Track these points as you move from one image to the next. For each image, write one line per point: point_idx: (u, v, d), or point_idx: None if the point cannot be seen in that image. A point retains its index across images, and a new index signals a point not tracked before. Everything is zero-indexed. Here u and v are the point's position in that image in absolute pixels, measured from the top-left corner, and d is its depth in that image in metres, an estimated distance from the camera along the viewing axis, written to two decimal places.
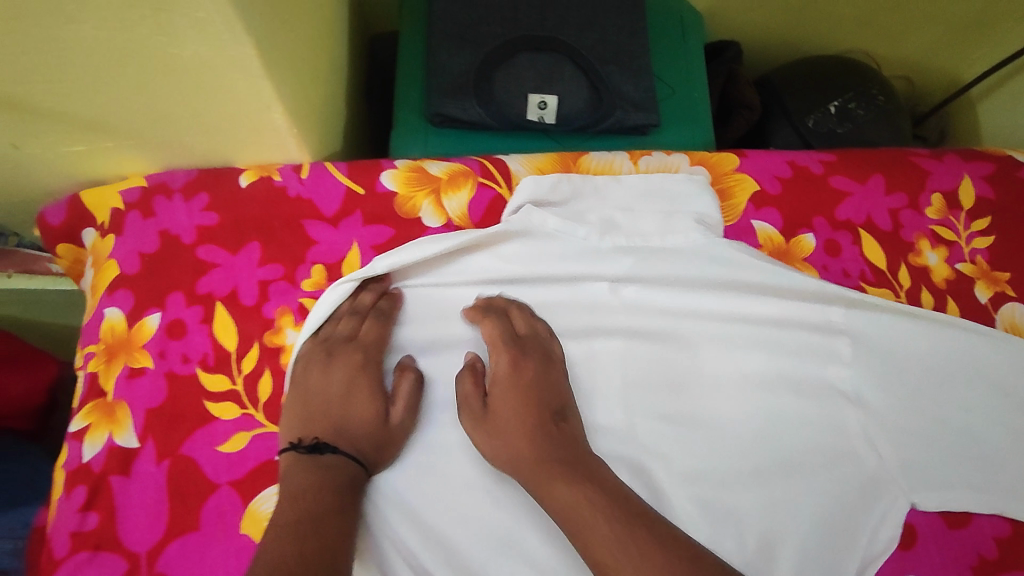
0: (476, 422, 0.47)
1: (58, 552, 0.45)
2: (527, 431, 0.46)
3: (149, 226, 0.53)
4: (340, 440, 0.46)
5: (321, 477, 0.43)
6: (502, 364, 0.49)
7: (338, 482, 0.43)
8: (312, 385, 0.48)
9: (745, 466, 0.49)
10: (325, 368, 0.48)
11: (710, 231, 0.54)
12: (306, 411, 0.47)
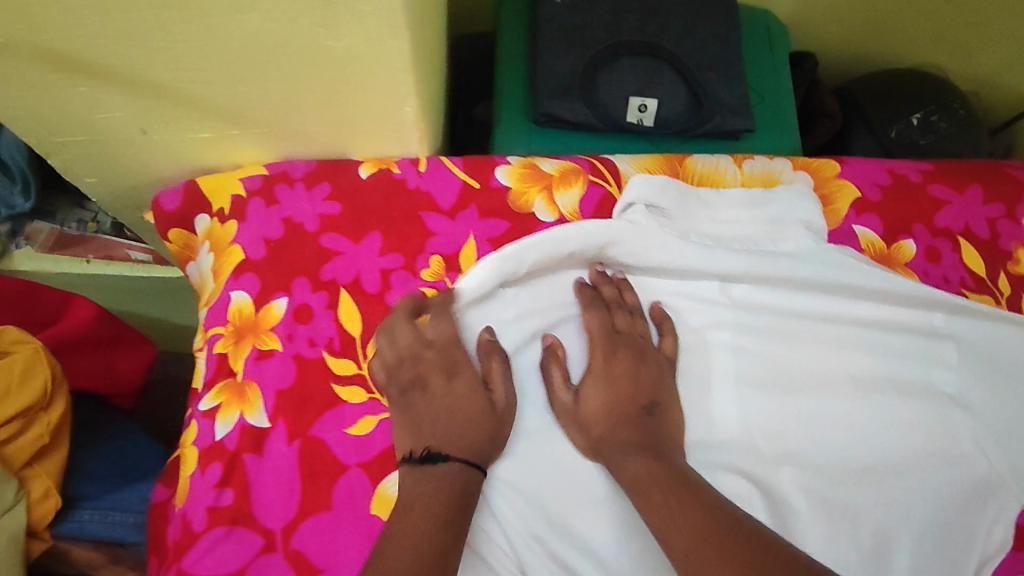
0: (568, 414, 0.48)
1: (196, 526, 0.47)
2: (628, 420, 0.47)
3: (272, 213, 0.55)
4: (451, 446, 0.46)
5: (436, 483, 0.44)
6: (598, 357, 0.49)
7: (454, 490, 0.44)
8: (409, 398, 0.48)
9: (859, 465, 0.50)
10: (421, 379, 0.48)
11: (817, 236, 0.56)
12: (412, 422, 0.47)
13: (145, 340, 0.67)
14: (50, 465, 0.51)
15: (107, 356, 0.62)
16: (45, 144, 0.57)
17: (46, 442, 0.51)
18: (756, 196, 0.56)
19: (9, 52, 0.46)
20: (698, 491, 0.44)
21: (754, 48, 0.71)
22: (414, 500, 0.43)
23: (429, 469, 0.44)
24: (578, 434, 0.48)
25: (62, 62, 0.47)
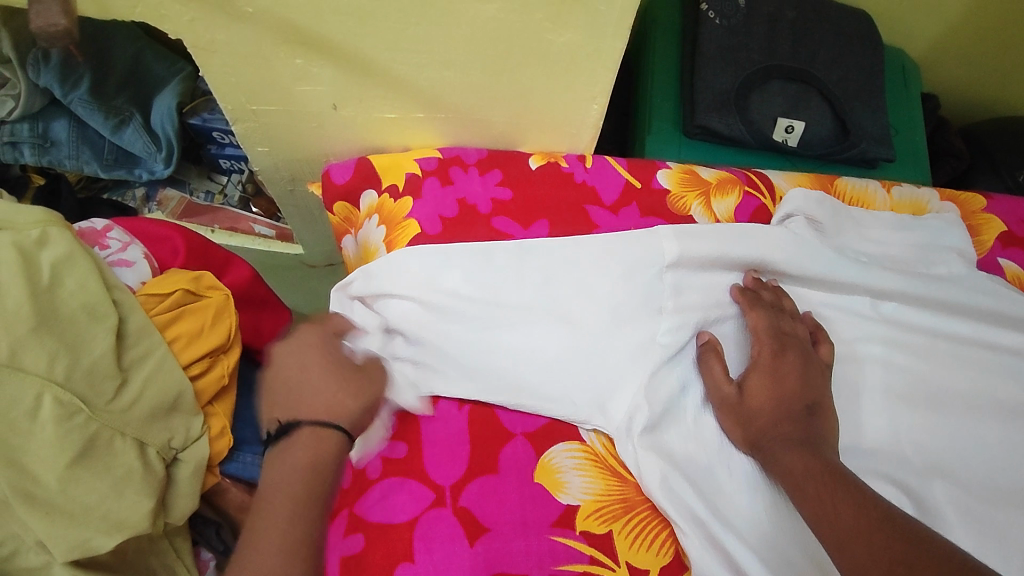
0: (731, 405, 0.49)
1: (369, 474, 0.48)
2: (796, 416, 0.48)
3: (449, 192, 0.58)
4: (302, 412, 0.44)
5: (292, 461, 0.42)
6: (765, 353, 0.51)
7: (314, 461, 0.42)
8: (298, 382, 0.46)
9: (1007, 487, 0.51)
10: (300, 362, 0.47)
11: (968, 265, 0.57)
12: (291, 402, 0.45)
13: (283, 305, 0.69)
14: (225, 406, 0.53)
15: (257, 316, 0.65)
16: (238, 111, 0.61)
17: (224, 383, 0.53)
18: (905, 220, 0.59)
19: (252, 23, 0.49)
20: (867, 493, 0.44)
21: (891, 85, 0.74)
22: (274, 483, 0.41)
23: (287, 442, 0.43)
24: (733, 426, 0.49)
25: (296, 35, 0.51)
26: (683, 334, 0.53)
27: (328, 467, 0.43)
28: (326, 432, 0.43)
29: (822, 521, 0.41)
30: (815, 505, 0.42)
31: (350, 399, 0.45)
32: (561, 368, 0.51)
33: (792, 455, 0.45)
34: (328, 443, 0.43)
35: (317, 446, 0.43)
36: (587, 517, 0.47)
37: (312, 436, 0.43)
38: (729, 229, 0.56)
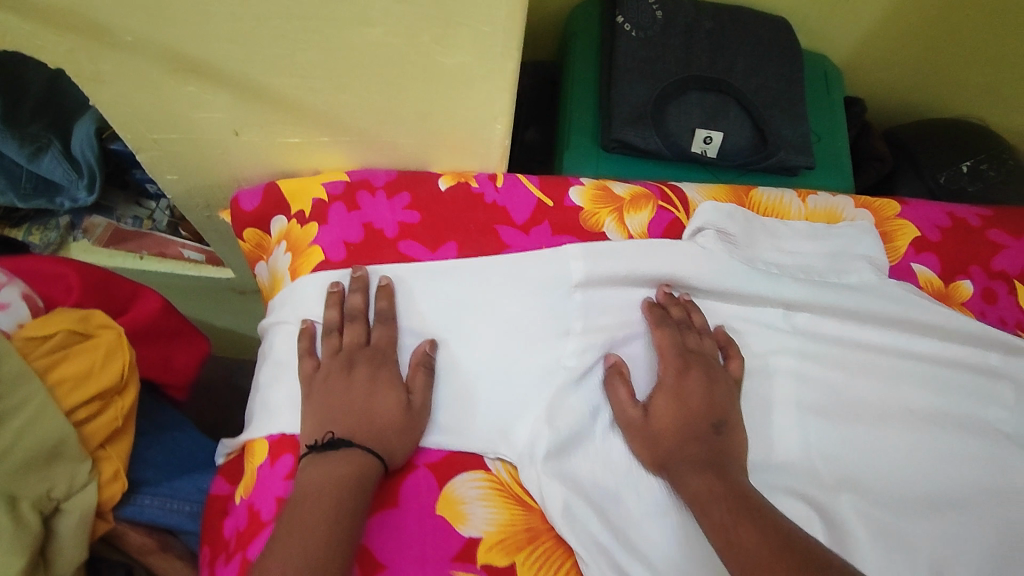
0: (636, 428, 0.49)
1: (264, 516, 0.46)
2: (698, 434, 0.48)
3: (354, 217, 0.56)
4: (352, 434, 0.47)
5: (332, 474, 0.44)
6: (670, 372, 0.51)
7: (352, 479, 0.44)
8: (343, 390, 0.49)
9: (915, 496, 0.50)
10: (344, 373, 0.49)
11: (880, 272, 0.57)
12: (336, 412, 0.48)
13: (200, 333, 0.66)
14: (121, 448, 0.50)
15: (167, 348, 0.63)
16: (138, 139, 0.59)
17: (119, 424, 0.50)
18: (819, 230, 0.58)
19: (133, 52, 0.48)
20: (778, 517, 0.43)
21: (813, 91, 0.74)
22: (311, 491, 0.44)
23: (330, 454, 0.45)
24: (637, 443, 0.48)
25: (183, 63, 0.49)
26: (590, 357, 0.53)
27: (355, 489, 0.44)
28: (362, 457, 0.46)
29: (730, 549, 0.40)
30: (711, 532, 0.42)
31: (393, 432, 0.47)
32: (464, 389, 0.51)
33: (697, 478, 0.45)
34: (364, 467, 0.45)
35: (354, 469, 0.45)
36: (489, 549, 0.46)
37: (353, 459, 0.45)
38: (637, 247, 0.56)
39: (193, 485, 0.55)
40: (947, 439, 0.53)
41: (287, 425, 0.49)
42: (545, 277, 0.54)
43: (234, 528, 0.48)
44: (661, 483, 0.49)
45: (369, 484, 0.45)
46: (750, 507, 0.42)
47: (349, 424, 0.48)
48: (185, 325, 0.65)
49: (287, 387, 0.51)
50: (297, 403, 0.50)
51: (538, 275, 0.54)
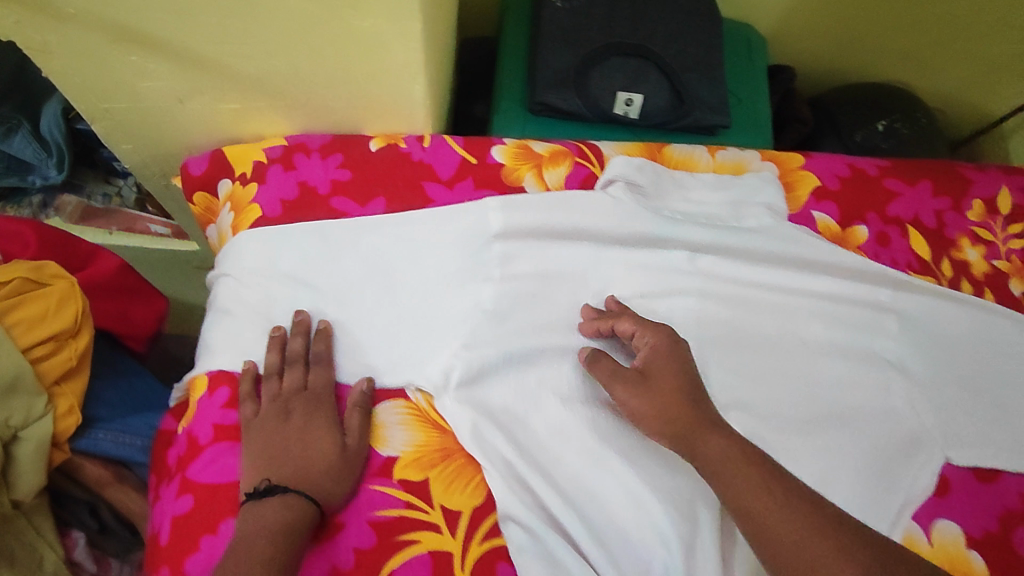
0: (630, 384, 0.50)
1: (202, 439, 0.52)
2: (678, 368, 0.50)
3: (290, 176, 0.61)
4: (291, 480, 0.48)
5: (269, 518, 0.45)
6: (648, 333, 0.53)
7: (293, 523, 0.46)
8: (279, 439, 0.50)
9: (800, 416, 0.55)
10: (282, 419, 0.51)
11: (777, 217, 0.62)
12: (272, 459, 0.49)
13: (159, 293, 0.73)
14: (76, 386, 0.56)
15: (125, 304, 0.68)
16: (91, 110, 0.63)
17: (74, 365, 0.56)
18: (724, 180, 0.63)
19: (76, 23, 0.52)
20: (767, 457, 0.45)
21: (736, 57, 0.79)
22: (252, 533, 0.44)
23: (270, 501, 0.46)
24: (642, 399, 0.49)
25: (122, 33, 0.53)
26: (506, 298, 0.57)
27: (293, 532, 0.45)
28: (297, 501, 0.47)
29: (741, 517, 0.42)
30: (698, 459, 0.46)
31: (329, 471, 0.49)
32: (387, 329, 0.56)
33: (708, 438, 0.46)
34: (299, 508, 0.47)
35: (292, 513, 0.46)
36: (404, 466, 0.52)
37: (291, 504, 0.46)
38: (551, 199, 0.60)
39: (144, 422, 0.61)
40: (831, 367, 0.58)
41: (229, 363, 0.55)
42: (465, 228, 0.59)
43: (177, 454, 0.54)
44: (568, 410, 0.54)
45: (306, 527, 0.46)
46: (777, 474, 0.43)
47: (285, 470, 0.49)
48: (142, 285, 0.71)
49: (224, 331, 0.56)
50: (236, 345, 0.55)
51: (458, 227, 0.59)
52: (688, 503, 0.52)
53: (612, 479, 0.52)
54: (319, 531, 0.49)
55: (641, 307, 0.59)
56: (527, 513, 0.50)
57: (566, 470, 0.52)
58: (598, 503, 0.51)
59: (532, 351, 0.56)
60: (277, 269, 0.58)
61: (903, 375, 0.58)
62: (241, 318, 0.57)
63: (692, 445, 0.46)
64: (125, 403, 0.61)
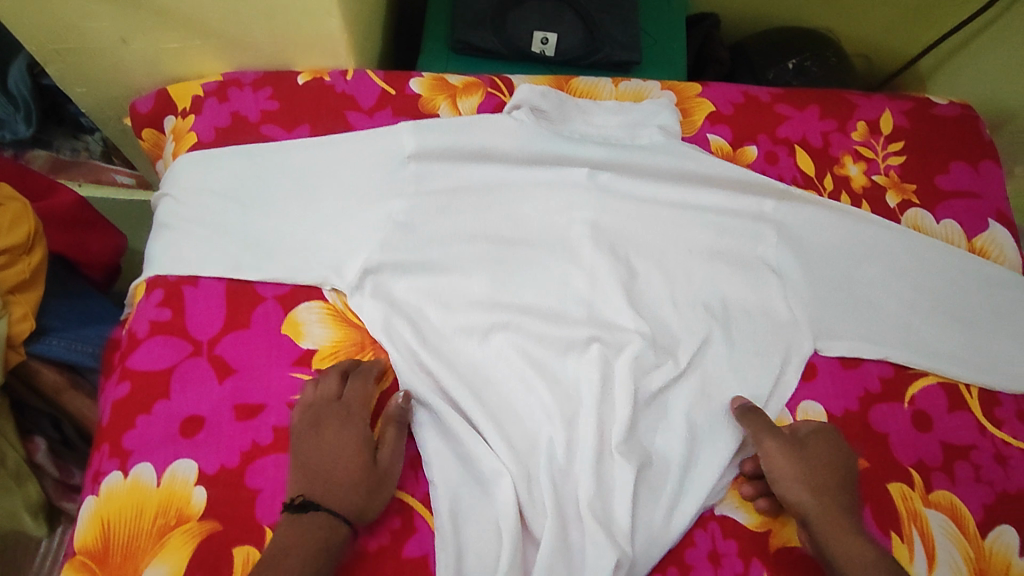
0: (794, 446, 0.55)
1: (139, 334, 0.58)
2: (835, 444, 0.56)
3: (224, 107, 0.67)
4: (323, 496, 0.49)
5: (306, 538, 0.47)
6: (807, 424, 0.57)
7: (323, 543, 0.47)
8: (316, 451, 0.52)
9: (681, 313, 0.62)
10: (318, 432, 0.53)
11: (671, 137, 0.67)
12: (309, 474, 0.51)
13: (115, 230, 0.79)
14: (30, 297, 0.63)
15: (82, 236, 0.75)
16: (42, 51, 0.69)
17: (26, 278, 0.63)
18: (624, 105, 0.68)
19: None
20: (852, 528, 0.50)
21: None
22: (287, 553, 0.46)
23: (303, 518, 0.48)
24: (808, 491, 0.53)
25: None
26: (418, 212, 0.63)
27: (324, 550, 0.47)
28: (324, 519, 0.48)
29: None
30: (830, 548, 0.50)
31: (359, 488, 0.50)
32: (310, 238, 0.62)
33: (838, 530, 0.50)
34: (332, 525, 0.48)
35: (328, 532, 0.47)
36: (323, 357, 0.58)
37: (327, 522, 0.48)
38: (462, 122, 0.66)
39: (94, 331, 0.68)
40: (714, 272, 0.64)
41: (166, 270, 0.61)
42: (380, 151, 0.64)
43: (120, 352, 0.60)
44: (471, 308, 0.60)
45: (333, 549, 0.47)
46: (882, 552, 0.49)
47: (320, 483, 0.50)
48: (99, 221, 0.77)
49: (164, 244, 0.62)
50: (172, 257, 0.61)
51: (374, 150, 0.64)
52: (574, 385, 0.58)
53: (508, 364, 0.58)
54: (242, 411, 0.56)
55: (542, 218, 0.65)
56: (425, 393, 0.56)
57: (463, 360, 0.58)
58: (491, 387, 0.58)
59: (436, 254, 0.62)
60: (209, 187, 0.64)
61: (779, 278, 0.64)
62: (177, 232, 0.63)
63: (825, 540, 0.50)
64: (79, 315, 0.68)
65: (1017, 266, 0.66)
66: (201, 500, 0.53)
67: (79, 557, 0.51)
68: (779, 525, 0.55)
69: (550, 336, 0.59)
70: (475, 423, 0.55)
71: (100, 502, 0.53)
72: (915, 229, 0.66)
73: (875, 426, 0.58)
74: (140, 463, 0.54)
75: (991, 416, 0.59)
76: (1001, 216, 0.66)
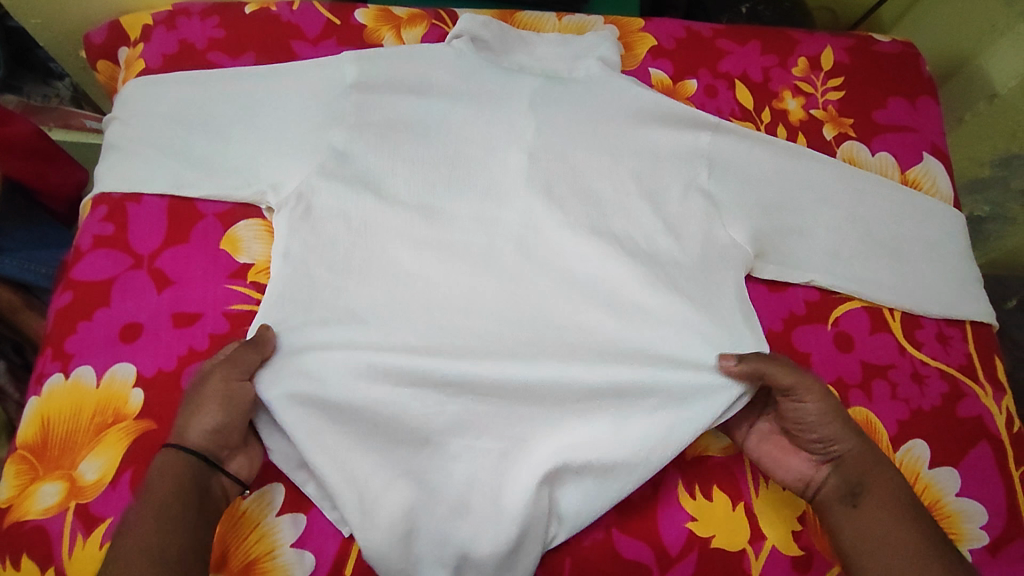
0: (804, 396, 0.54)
1: (84, 248, 0.61)
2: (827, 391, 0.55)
3: (172, 35, 0.69)
4: (182, 437, 0.51)
5: (160, 482, 0.49)
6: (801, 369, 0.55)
7: (179, 477, 0.49)
8: (187, 399, 0.53)
9: (614, 237, 0.64)
10: (195, 382, 0.54)
11: (610, 68, 0.68)
12: (181, 418, 0.52)
13: (76, 164, 0.82)
14: None
15: (42, 167, 0.77)
16: None
17: None
18: (567, 38, 0.70)
19: None
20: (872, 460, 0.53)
21: None
22: (145, 497, 0.48)
23: (158, 462, 0.50)
24: (848, 434, 0.54)
25: None
26: (357, 138, 0.65)
27: (180, 481, 0.49)
28: (175, 456, 0.50)
29: (890, 544, 0.49)
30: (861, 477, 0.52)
31: (212, 418, 0.52)
32: (252, 160, 0.63)
33: (876, 472, 0.52)
34: (184, 467, 0.50)
35: (175, 470, 0.49)
36: (258, 272, 0.61)
37: (176, 460, 0.50)
38: (406, 52, 0.68)
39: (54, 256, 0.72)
40: (645, 200, 0.65)
41: (114, 188, 0.63)
42: (325, 77, 0.66)
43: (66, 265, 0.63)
44: (408, 228, 0.63)
45: (192, 478, 0.49)
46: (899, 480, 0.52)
47: (179, 427, 0.52)
48: (61, 153, 0.80)
49: (112, 164, 0.65)
50: (120, 177, 0.64)
51: (320, 77, 0.66)
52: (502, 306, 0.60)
53: (441, 280, 0.61)
54: (180, 319, 0.58)
55: (481, 145, 0.66)
56: (375, 335, 0.58)
57: (378, 312, 0.59)
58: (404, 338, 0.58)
59: (365, 193, 0.63)
60: (155, 109, 0.66)
61: (713, 206, 0.64)
62: (124, 153, 0.65)
63: (866, 481, 0.52)
64: (31, 238, 0.72)
65: (949, 198, 0.67)
66: (137, 401, 0.55)
67: (20, 451, 0.54)
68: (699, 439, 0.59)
69: (481, 265, 0.62)
70: (417, 364, 0.57)
71: (41, 401, 0.55)
72: (850, 162, 0.67)
73: (797, 345, 0.60)
74: (81, 366, 0.56)
75: (912, 338, 0.60)
76: (935, 150, 0.68)
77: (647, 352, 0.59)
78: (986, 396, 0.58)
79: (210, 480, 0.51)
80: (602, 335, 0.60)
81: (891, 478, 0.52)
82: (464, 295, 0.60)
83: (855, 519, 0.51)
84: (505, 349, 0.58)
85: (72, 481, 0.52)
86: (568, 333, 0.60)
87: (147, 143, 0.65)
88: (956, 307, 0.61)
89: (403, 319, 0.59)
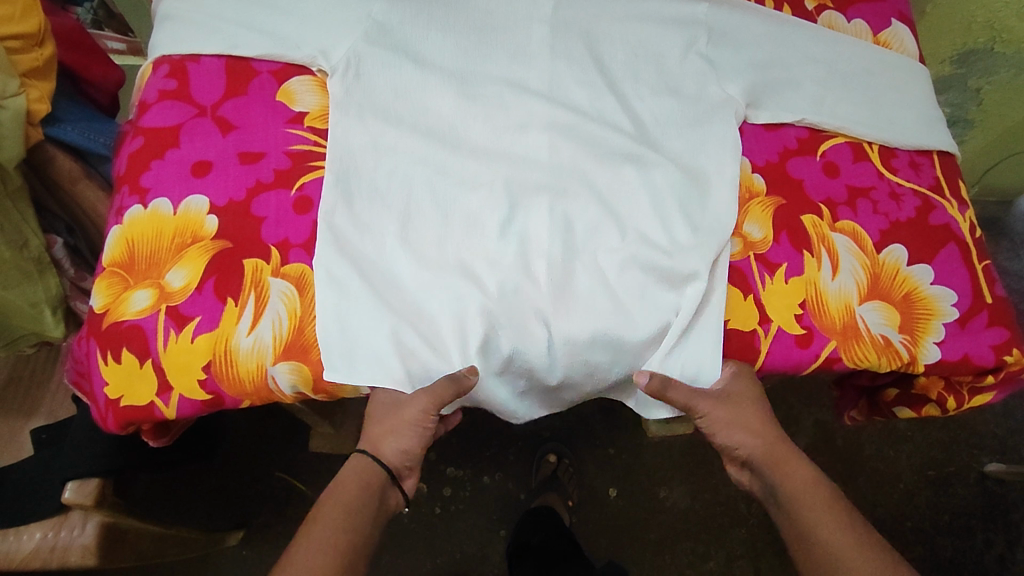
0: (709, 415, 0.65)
1: (150, 100, 0.67)
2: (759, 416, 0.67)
3: None
4: (381, 454, 0.66)
5: (352, 485, 0.64)
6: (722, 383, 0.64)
7: (373, 489, 0.65)
8: (395, 423, 0.64)
9: (627, 94, 0.71)
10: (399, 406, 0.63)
11: None
12: (386, 437, 0.65)
13: (113, 62, 0.87)
14: (44, 87, 0.71)
15: (87, 59, 0.82)
16: None
17: (39, 66, 0.70)
18: None
19: None
20: (787, 470, 0.66)
21: None
22: (346, 493, 0.63)
23: (363, 470, 0.65)
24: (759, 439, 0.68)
25: None
26: (393, 7, 0.70)
27: (366, 490, 0.64)
28: (369, 468, 0.65)
29: (818, 534, 0.62)
30: (778, 476, 0.66)
31: (414, 444, 0.66)
32: (296, 25, 0.69)
33: (796, 473, 0.66)
34: (374, 473, 0.65)
35: (363, 478, 0.65)
36: (314, 118, 0.67)
37: (362, 471, 0.65)
38: None
39: (110, 133, 0.79)
40: (652, 62, 0.72)
41: (173, 52, 0.69)
42: None
43: (132, 119, 0.69)
44: (443, 85, 0.68)
45: (377, 492, 0.65)
46: (829, 494, 0.64)
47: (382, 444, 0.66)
48: (99, 49, 0.85)
49: (164, 33, 0.70)
50: (174, 43, 0.69)
51: None
52: (534, 153, 0.67)
53: (476, 125, 0.67)
54: (246, 157, 0.64)
55: (506, 17, 0.72)
56: (425, 166, 0.65)
57: (412, 187, 0.65)
58: (437, 202, 0.64)
59: (405, 60, 0.68)
60: None
61: (712, 65, 0.72)
62: (176, 24, 0.70)
63: (781, 478, 0.66)
64: (84, 116, 0.78)
65: (915, 57, 0.77)
66: (212, 226, 0.61)
67: (109, 269, 0.61)
68: (755, 246, 0.65)
69: (511, 120, 0.68)
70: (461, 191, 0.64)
71: (125, 227, 0.62)
72: (829, 27, 0.76)
73: (791, 173, 0.69)
74: (157, 199, 0.63)
75: (889, 166, 0.70)
76: (900, 18, 0.78)
77: (660, 192, 0.66)
78: (952, 208, 0.69)
79: (390, 491, 0.67)
80: (623, 177, 0.66)
81: (814, 484, 0.65)
82: (499, 143, 0.67)
83: (784, 513, 0.65)
84: (536, 189, 0.65)
85: (161, 288, 0.60)
86: (593, 170, 0.66)
87: (197, 13, 0.70)
88: (924, 139, 0.71)
89: (438, 176, 0.65)
